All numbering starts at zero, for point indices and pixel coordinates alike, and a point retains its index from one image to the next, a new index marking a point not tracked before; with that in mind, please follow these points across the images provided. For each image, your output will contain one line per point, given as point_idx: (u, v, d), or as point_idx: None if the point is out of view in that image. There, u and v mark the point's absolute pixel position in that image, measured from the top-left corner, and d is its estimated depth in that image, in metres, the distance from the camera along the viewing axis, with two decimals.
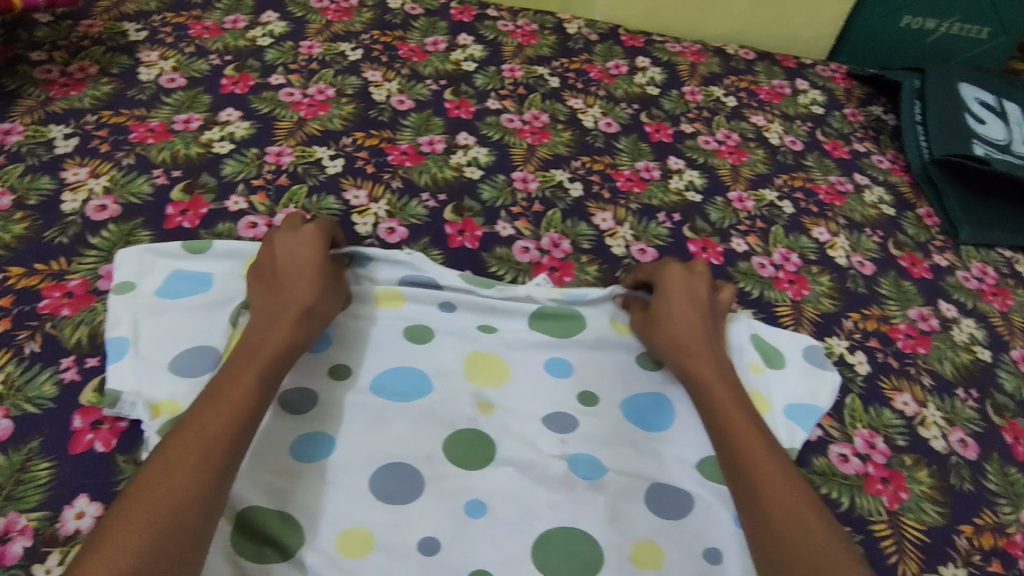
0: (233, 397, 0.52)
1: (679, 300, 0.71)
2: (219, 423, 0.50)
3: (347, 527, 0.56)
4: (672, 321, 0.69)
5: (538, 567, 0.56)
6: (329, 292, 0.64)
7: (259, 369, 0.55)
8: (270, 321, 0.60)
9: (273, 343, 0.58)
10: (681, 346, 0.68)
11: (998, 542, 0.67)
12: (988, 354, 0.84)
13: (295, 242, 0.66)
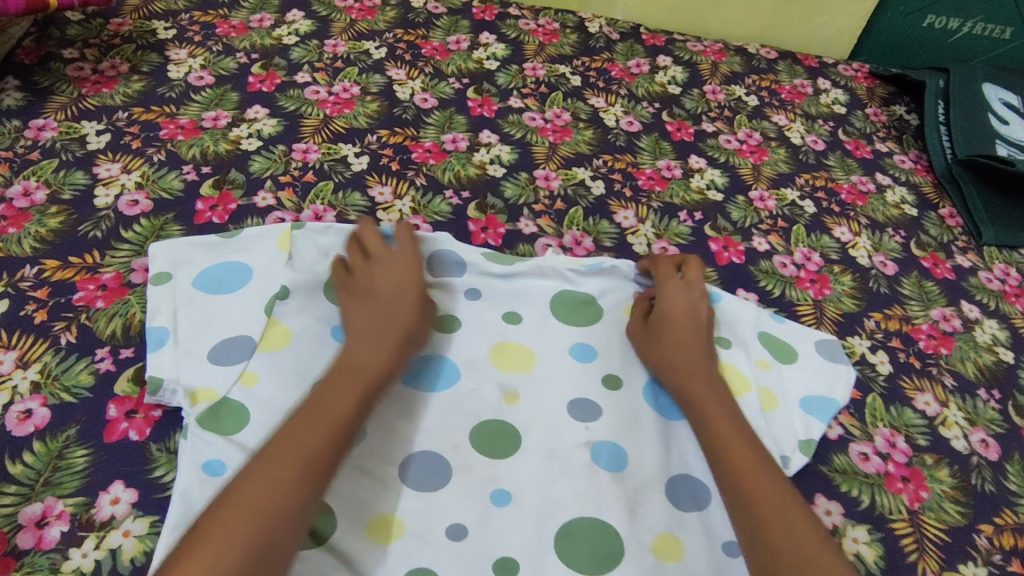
0: (332, 416, 0.54)
1: (681, 321, 0.70)
2: (320, 442, 0.52)
3: (378, 513, 0.57)
4: (674, 341, 0.69)
5: (561, 558, 0.57)
6: (423, 321, 0.65)
7: (360, 394, 0.57)
8: (370, 341, 0.61)
9: (374, 364, 0.59)
10: (680, 366, 0.67)
11: (1020, 542, 0.67)
12: (1011, 355, 0.84)
13: (394, 266, 0.67)
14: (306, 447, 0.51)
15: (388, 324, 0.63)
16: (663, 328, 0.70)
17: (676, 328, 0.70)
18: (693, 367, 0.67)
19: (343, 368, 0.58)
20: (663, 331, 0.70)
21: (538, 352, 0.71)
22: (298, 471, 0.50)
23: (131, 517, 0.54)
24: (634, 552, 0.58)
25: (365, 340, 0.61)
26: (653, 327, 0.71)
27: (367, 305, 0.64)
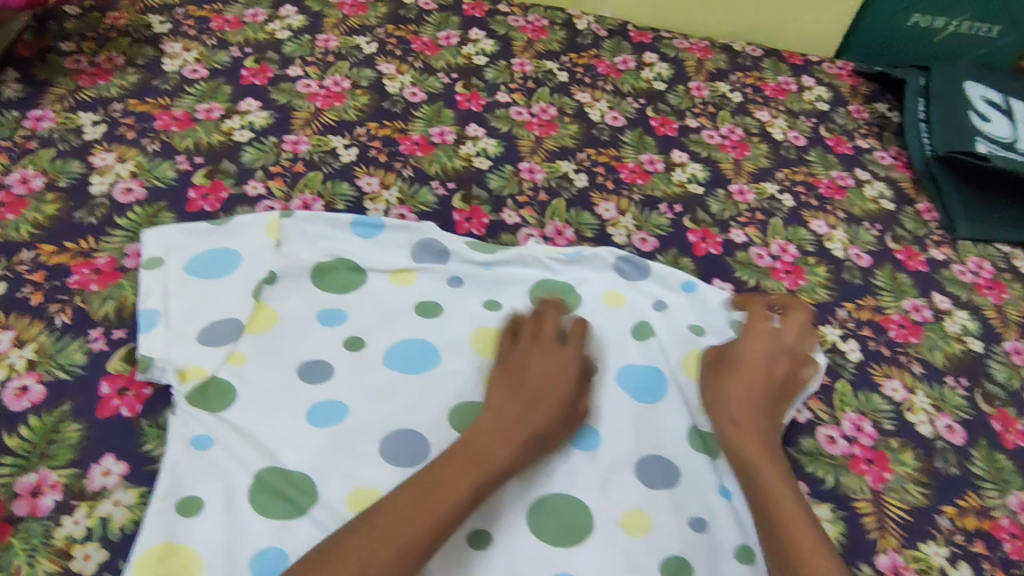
0: (444, 498, 0.53)
1: (744, 379, 0.68)
2: (428, 523, 0.51)
3: (358, 486, 0.59)
4: (732, 397, 0.67)
5: (532, 531, 0.59)
6: (562, 428, 0.63)
7: (476, 480, 0.55)
8: (503, 429, 0.60)
9: (498, 453, 0.58)
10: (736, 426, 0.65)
11: (982, 524, 0.69)
12: (980, 344, 0.86)
13: (555, 362, 0.66)
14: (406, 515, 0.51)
15: (527, 417, 0.61)
16: (726, 382, 0.68)
17: (735, 384, 0.68)
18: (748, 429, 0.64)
19: (474, 449, 0.57)
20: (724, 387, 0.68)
21: None
22: (396, 553, 0.49)
23: (121, 487, 0.57)
24: (603, 526, 0.61)
25: (500, 424, 0.60)
26: (716, 382, 0.69)
27: (516, 389, 0.64)
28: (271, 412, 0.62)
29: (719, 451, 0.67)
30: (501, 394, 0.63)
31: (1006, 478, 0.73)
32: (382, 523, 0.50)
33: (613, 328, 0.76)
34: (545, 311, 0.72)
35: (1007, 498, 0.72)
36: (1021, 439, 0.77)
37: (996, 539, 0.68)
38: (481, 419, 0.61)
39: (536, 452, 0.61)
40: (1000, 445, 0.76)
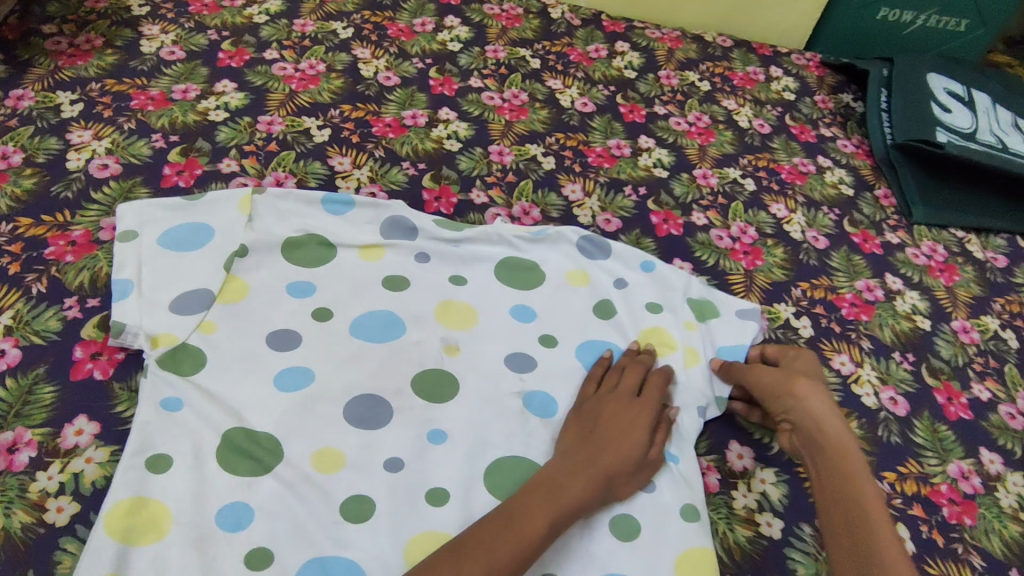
0: (522, 535, 0.54)
1: (821, 390, 0.69)
2: (501, 558, 0.52)
3: (322, 447, 0.62)
4: (814, 404, 0.68)
5: (488, 490, 0.62)
6: (634, 473, 0.63)
7: (551, 519, 0.56)
8: (578, 470, 0.60)
9: (573, 495, 0.58)
10: (827, 435, 0.66)
11: (921, 489, 0.73)
12: (928, 323, 0.90)
13: (634, 411, 0.67)
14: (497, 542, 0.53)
15: (601, 458, 0.62)
16: (805, 388, 0.69)
17: (819, 392, 0.69)
18: (836, 436, 0.65)
19: (554, 488, 0.58)
20: (801, 394, 0.69)
21: (481, 311, 0.76)
22: None
23: (93, 445, 0.59)
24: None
25: (577, 465, 0.61)
26: (788, 388, 0.70)
27: (589, 431, 0.65)
28: (239, 378, 0.65)
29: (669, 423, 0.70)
30: (577, 436, 0.65)
31: (946, 448, 0.77)
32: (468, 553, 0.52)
33: (574, 304, 0.79)
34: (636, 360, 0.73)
35: (947, 466, 0.75)
36: (962, 411, 0.81)
37: (934, 504, 0.72)
38: (558, 459, 0.62)
39: (607, 495, 0.61)
40: (942, 417, 0.80)
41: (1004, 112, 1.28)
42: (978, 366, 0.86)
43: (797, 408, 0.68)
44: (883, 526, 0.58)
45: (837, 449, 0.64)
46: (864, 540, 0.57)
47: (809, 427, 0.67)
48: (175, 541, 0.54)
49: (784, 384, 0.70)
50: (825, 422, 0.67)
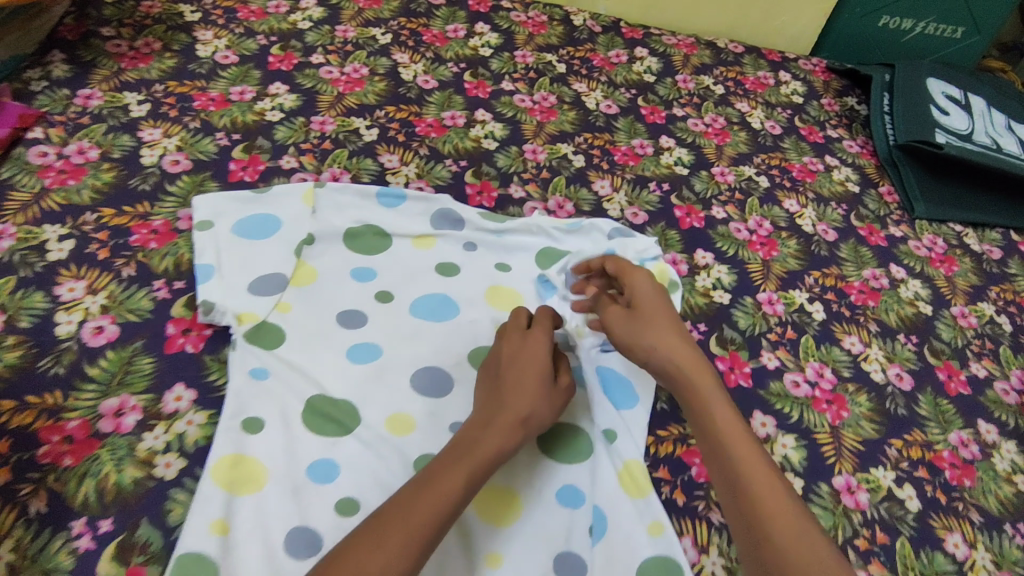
0: (442, 489, 0.54)
1: (666, 328, 0.70)
2: (428, 517, 0.52)
3: (394, 412, 0.70)
4: (664, 346, 0.68)
5: (543, 450, 0.70)
6: (548, 404, 0.66)
7: (469, 468, 0.57)
8: (489, 423, 0.62)
9: (486, 443, 0.60)
10: (684, 376, 0.66)
11: (926, 454, 0.80)
12: (930, 308, 0.97)
13: (529, 354, 0.69)
14: (416, 509, 0.52)
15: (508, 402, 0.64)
16: (649, 334, 0.69)
17: (662, 329, 0.69)
18: (689, 375, 0.66)
19: (466, 443, 0.60)
20: (647, 343, 0.69)
21: (525, 295, 0.84)
22: (403, 547, 0.50)
23: (191, 410, 0.66)
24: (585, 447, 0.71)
25: (486, 420, 0.63)
26: (637, 339, 0.70)
27: (492, 389, 0.67)
28: (316, 352, 0.72)
29: None
30: (485, 396, 0.66)
31: (947, 419, 0.84)
32: (388, 523, 0.51)
33: None
34: (518, 313, 0.75)
35: (948, 434, 0.83)
36: (961, 386, 0.89)
37: (937, 467, 0.79)
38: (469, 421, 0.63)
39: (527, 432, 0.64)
40: (944, 392, 0.87)
41: (997, 115, 1.36)
42: (976, 347, 0.94)
43: (650, 355, 0.68)
44: (749, 456, 0.59)
45: (696, 391, 0.65)
46: (736, 479, 0.58)
47: (667, 372, 0.67)
48: (273, 491, 0.62)
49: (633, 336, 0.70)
50: (678, 357, 0.67)
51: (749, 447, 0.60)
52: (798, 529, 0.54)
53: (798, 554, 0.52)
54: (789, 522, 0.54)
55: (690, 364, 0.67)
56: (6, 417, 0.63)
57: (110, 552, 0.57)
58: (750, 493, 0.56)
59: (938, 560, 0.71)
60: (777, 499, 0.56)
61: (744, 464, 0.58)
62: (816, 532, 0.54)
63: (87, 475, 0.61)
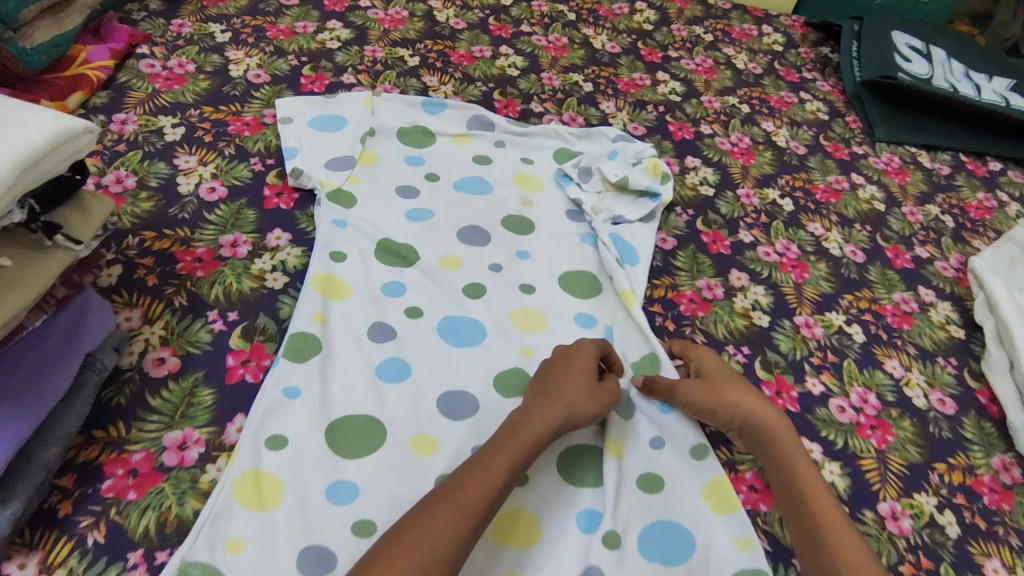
0: (486, 475, 0.61)
1: (744, 387, 0.77)
2: (472, 505, 0.58)
3: (445, 254, 0.89)
4: (752, 406, 0.75)
5: (562, 288, 0.89)
6: (588, 400, 0.71)
7: (510, 454, 0.64)
8: (534, 413, 0.69)
9: (528, 430, 0.67)
10: (770, 434, 0.74)
11: (872, 306, 0.99)
12: (883, 206, 1.16)
13: (579, 358, 0.75)
14: (469, 495, 0.59)
15: (548, 404, 0.70)
16: (730, 393, 0.76)
17: (741, 389, 0.77)
18: (772, 435, 0.73)
19: (510, 435, 0.66)
20: (733, 402, 0.75)
21: (546, 182, 1.03)
22: (451, 528, 0.56)
23: (289, 246, 0.85)
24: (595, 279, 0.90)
25: (534, 410, 0.69)
26: (720, 402, 0.76)
27: (543, 385, 0.74)
28: (382, 211, 0.91)
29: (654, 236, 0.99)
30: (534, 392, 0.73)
31: (891, 284, 1.03)
32: (440, 507, 0.58)
33: None
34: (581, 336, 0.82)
35: (891, 294, 1.01)
36: (906, 263, 1.07)
37: (880, 315, 0.98)
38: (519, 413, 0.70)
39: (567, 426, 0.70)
40: (890, 266, 1.06)
41: (957, 64, 1.55)
42: (921, 237, 1.12)
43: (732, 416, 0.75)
44: (828, 510, 0.66)
45: (782, 452, 0.72)
46: (817, 530, 0.65)
47: (752, 432, 0.75)
48: (357, 300, 0.81)
49: (714, 400, 0.76)
50: (760, 420, 0.74)
51: (829, 503, 0.67)
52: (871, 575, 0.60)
53: None
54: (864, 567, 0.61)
55: (777, 423, 0.74)
56: (150, 242, 0.81)
57: (238, 332, 0.76)
58: (827, 543, 0.64)
59: (877, 375, 0.90)
60: (852, 547, 0.63)
61: (823, 518, 0.66)
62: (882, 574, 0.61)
63: (215, 282, 0.79)
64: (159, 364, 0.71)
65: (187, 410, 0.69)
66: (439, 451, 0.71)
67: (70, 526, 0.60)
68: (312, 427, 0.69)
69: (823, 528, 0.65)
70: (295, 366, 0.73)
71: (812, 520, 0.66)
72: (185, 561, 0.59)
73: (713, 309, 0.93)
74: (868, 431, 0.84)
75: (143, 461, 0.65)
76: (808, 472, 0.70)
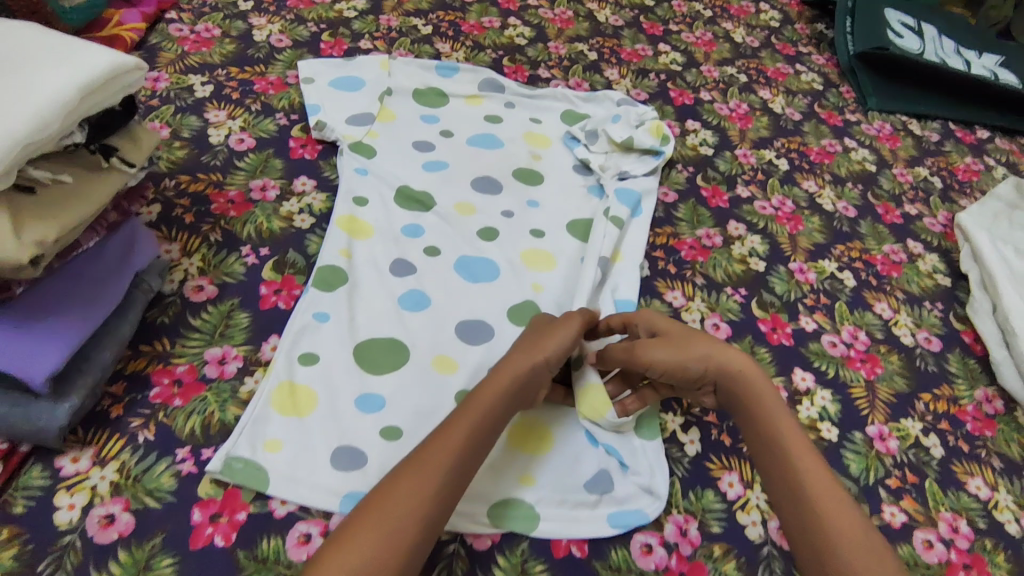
0: (451, 435, 0.60)
1: (705, 337, 0.71)
2: (439, 465, 0.57)
3: (459, 201, 0.94)
4: (722, 356, 0.70)
5: (569, 233, 0.95)
6: (531, 354, 0.69)
7: (471, 415, 0.62)
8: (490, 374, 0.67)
9: (487, 389, 0.65)
10: (744, 385, 0.69)
11: (862, 256, 1.04)
12: (874, 167, 1.22)
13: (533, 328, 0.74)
14: (434, 458, 0.58)
15: (509, 362, 0.68)
16: (695, 345, 0.70)
17: (704, 337, 0.71)
18: (747, 385, 0.69)
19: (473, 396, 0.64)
20: (699, 354, 0.70)
21: (553, 140, 1.08)
22: (421, 492, 0.56)
23: (314, 191, 0.91)
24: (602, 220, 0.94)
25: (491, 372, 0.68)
26: (687, 356, 0.70)
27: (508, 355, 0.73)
28: (400, 162, 0.97)
29: (656, 189, 1.05)
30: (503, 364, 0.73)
31: (882, 237, 1.09)
32: (407, 473, 0.57)
33: None
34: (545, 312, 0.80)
35: (881, 245, 1.07)
36: (895, 218, 1.13)
37: (870, 264, 1.03)
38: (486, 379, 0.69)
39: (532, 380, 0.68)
40: (881, 221, 1.12)
41: (947, 41, 1.60)
42: (910, 195, 1.18)
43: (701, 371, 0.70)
44: (809, 465, 0.63)
45: (758, 404, 0.68)
46: (797, 489, 0.62)
47: (725, 384, 0.70)
48: (378, 240, 0.86)
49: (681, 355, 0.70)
50: (732, 370, 0.70)
51: (809, 455, 0.64)
52: (856, 535, 0.58)
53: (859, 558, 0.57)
54: (849, 524, 0.59)
55: (751, 372, 0.69)
56: (186, 185, 0.87)
57: (270, 265, 0.81)
58: (808, 500, 0.61)
59: (867, 316, 0.96)
60: (835, 503, 0.61)
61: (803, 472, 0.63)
62: (868, 530, 0.59)
63: (247, 221, 0.85)
64: (198, 291, 0.77)
65: (226, 331, 0.74)
66: (457, 369, 0.76)
67: (122, 426, 0.65)
68: (341, 346, 0.75)
69: (807, 488, 0.62)
70: (323, 294, 0.79)
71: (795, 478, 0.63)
72: (229, 456, 0.64)
73: (711, 256, 0.98)
74: (858, 363, 0.89)
75: (187, 373, 0.70)
76: (784, 423, 0.66)
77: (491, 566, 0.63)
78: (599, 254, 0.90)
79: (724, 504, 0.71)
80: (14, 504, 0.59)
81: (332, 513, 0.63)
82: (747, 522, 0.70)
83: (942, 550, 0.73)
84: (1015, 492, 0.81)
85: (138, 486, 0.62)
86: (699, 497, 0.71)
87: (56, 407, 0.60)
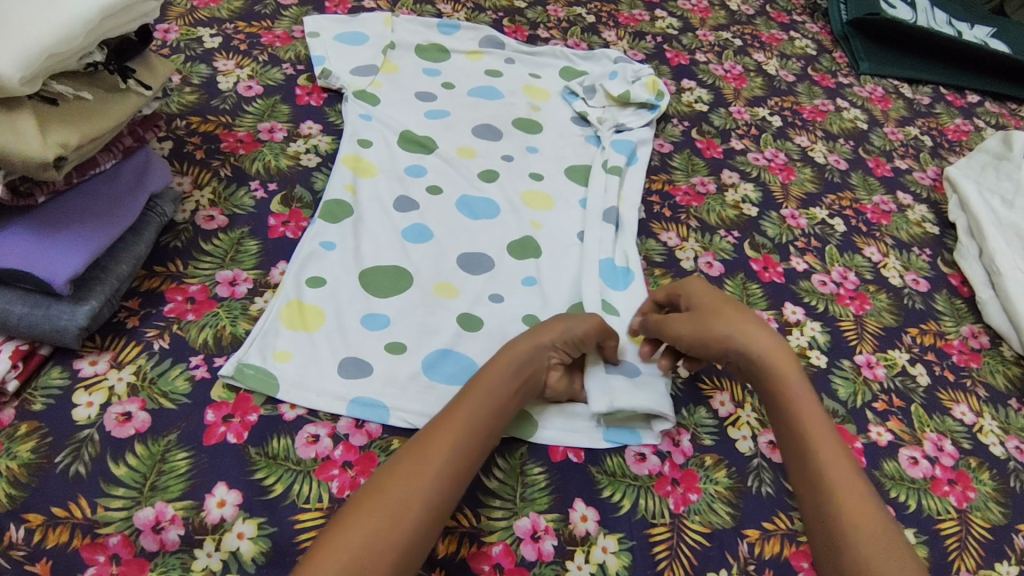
0: (454, 425, 0.60)
1: (733, 315, 0.70)
2: (443, 455, 0.58)
3: (461, 147, 0.97)
4: (745, 338, 0.69)
5: (566, 177, 0.98)
6: (529, 341, 0.68)
7: (471, 406, 0.62)
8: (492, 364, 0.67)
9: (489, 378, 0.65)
10: (765, 367, 0.67)
11: (853, 205, 1.07)
12: (866, 126, 1.25)
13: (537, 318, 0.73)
14: (437, 449, 0.58)
15: (505, 354, 0.67)
16: (718, 322, 0.70)
17: (733, 314, 0.70)
18: (772, 367, 0.67)
19: (467, 392, 0.63)
20: (723, 333, 0.69)
21: (552, 95, 1.11)
22: (422, 481, 0.56)
23: (320, 134, 0.94)
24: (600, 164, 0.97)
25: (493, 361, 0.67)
26: (711, 332, 0.70)
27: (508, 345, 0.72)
28: (403, 110, 1.00)
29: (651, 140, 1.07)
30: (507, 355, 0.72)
31: (872, 188, 1.11)
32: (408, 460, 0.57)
33: None
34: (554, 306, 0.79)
35: (871, 196, 1.10)
36: (885, 172, 1.16)
37: (860, 212, 1.06)
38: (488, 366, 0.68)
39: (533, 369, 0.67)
40: (871, 173, 1.15)
41: (940, 13, 1.63)
42: (901, 152, 1.21)
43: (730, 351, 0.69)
44: (830, 447, 0.62)
45: (779, 384, 0.66)
46: (811, 466, 0.61)
47: (749, 365, 0.69)
48: (382, 178, 0.89)
49: (709, 334, 0.70)
50: (753, 348, 0.68)
51: (829, 437, 0.63)
52: (868, 516, 0.57)
53: (867, 538, 0.56)
54: (860, 505, 0.58)
55: (776, 355, 0.68)
56: (196, 126, 0.90)
57: (278, 199, 0.84)
58: (821, 479, 0.60)
59: (856, 258, 0.98)
60: (848, 482, 0.59)
61: (819, 453, 0.61)
62: (879, 511, 0.58)
63: (255, 159, 0.88)
64: (209, 220, 0.80)
65: (236, 256, 0.77)
66: (459, 294, 0.79)
67: (138, 335, 0.68)
68: (348, 272, 0.78)
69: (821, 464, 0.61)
70: (329, 225, 0.82)
71: (814, 460, 0.61)
72: (241, 362, 0.67)
73: (705, 202, 1.01)
74: (847, 300, 0.92)
75: (200, 292, 0.73)
76: (804, 403, 0.65)
77: (492, 469, 0.66)
78: (597, 195, 0.93)
79: (716, 420, 0.74)
80: (34, 402, 0.62)
81: (340, 415, 0.66)
82: (738, 437, 0.73)
83: (927, 466, 0.76)
84: (1000, 418, 0.83)
85: (153, 388, 0.64)
86: (691, 413, 0.74)
87: (76, 309, 0.63)
